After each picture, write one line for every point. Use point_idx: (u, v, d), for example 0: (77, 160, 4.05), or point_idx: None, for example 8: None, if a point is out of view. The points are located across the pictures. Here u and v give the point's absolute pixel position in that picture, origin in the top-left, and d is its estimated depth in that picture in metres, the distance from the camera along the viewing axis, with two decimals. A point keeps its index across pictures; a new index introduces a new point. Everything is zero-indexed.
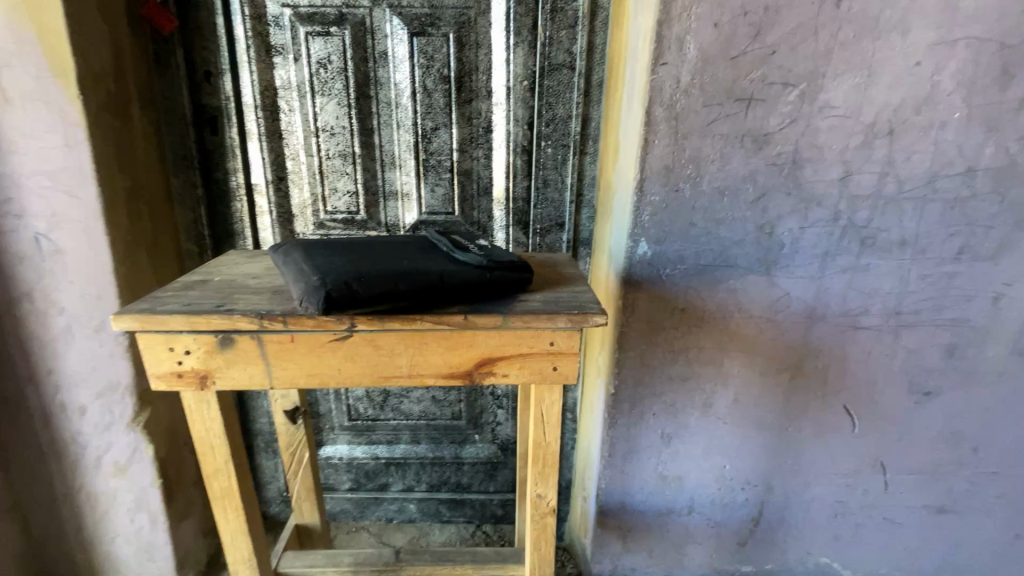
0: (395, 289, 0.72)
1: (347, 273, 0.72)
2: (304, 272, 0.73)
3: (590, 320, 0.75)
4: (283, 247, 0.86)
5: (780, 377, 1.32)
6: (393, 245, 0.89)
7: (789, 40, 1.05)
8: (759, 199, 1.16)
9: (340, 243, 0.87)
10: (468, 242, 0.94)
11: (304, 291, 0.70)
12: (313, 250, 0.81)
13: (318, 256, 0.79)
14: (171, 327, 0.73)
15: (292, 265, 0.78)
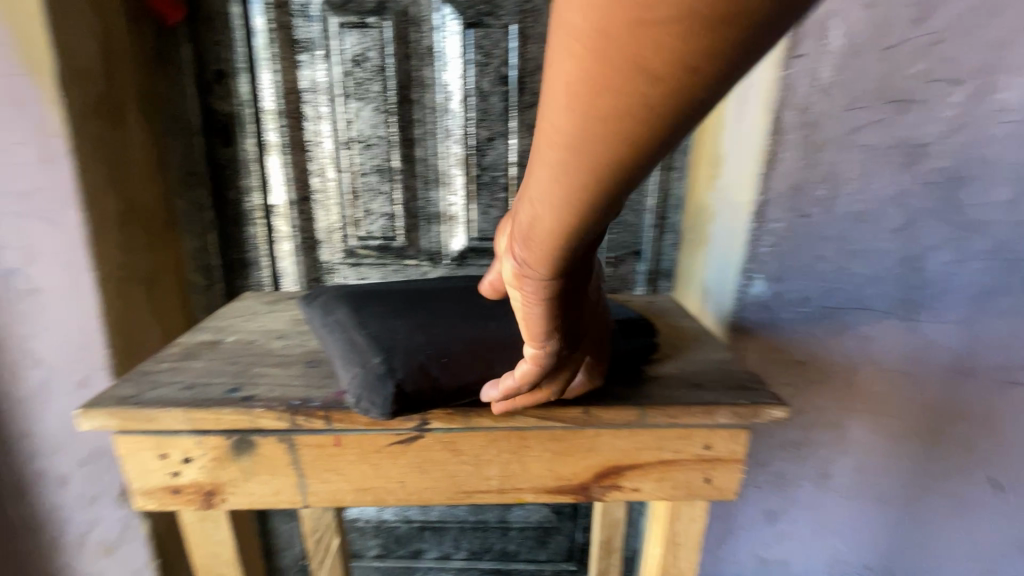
0: (492, 372, 0.51)
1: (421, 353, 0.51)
2: (358, 351, 0.52)
3: (763, 414, 0.53)
4: (321, 300, 0.64)
5: (914, 445, 1.04)
6: (465, 292, 0.66)
7: (964, 23, 0.80)
8: (906, 226, 0.90)
9: (394, 293, 0.66)
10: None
11: (358, 382, 0.49)
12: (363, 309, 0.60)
13: (372, 320, 0.57)
14: (163, 425, 0.50)
15: (337, 335, 0.57)
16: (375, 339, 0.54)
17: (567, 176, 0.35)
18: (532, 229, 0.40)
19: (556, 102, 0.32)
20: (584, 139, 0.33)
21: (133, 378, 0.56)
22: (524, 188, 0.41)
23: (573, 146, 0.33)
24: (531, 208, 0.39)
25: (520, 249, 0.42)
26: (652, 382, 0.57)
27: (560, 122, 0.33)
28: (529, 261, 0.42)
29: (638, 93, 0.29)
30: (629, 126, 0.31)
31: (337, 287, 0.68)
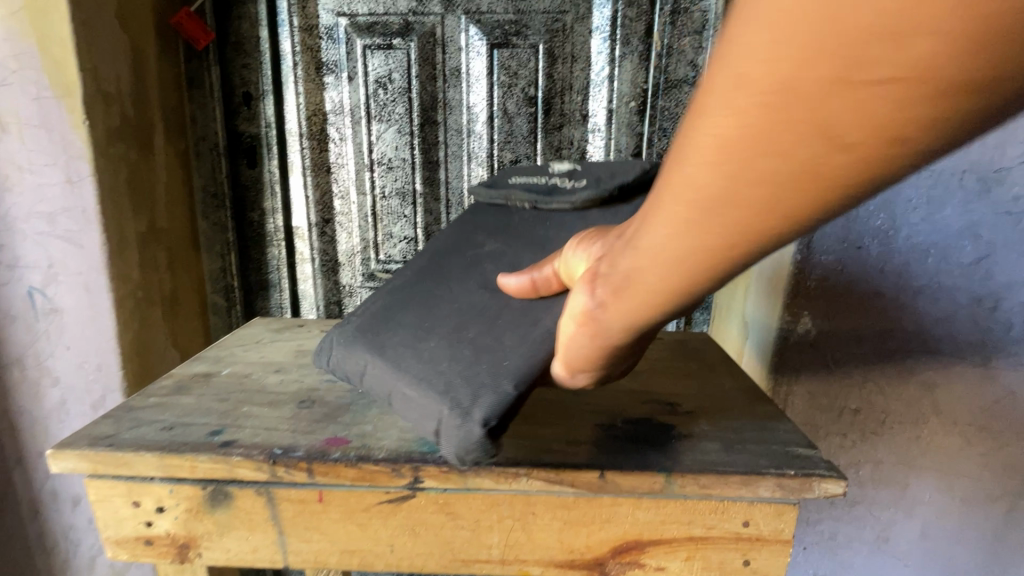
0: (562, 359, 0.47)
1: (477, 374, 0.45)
2: (425, 411, 0.45)
3: (816, 489, 0.45)
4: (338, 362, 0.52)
5: (992, 509, 0.90)
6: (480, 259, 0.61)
7: None
8: (981, 260, 0.79)
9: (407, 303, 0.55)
10: (555, 178, 0.69)
11: (451, 452, 0.44)
12: (401, 367, 0.48)
13: (415, 364, 0.48)
14: (135, 472, 0.46)
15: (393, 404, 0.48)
16: (423, 382, 0.47)
17: (697, 224, 0.33)
18: (634, 274, 0.39)
19: (700, 146, 0.31)
20: (720, 191, 0.31)
21: (115, 416, 0.53)
22: (630, 224, 0.39)
23: (704, 196, 0.32)
24: (635, 248, 0.38)
25: (605, 285, 0.41)
26: (682, 442, 0.50)
27: (699, 175, 0.32)
28: (612, 300, 0.41)
29: (826, 161, 0.28)
30: (810, 189, 0.29)
31: (336, 325, 0.55)
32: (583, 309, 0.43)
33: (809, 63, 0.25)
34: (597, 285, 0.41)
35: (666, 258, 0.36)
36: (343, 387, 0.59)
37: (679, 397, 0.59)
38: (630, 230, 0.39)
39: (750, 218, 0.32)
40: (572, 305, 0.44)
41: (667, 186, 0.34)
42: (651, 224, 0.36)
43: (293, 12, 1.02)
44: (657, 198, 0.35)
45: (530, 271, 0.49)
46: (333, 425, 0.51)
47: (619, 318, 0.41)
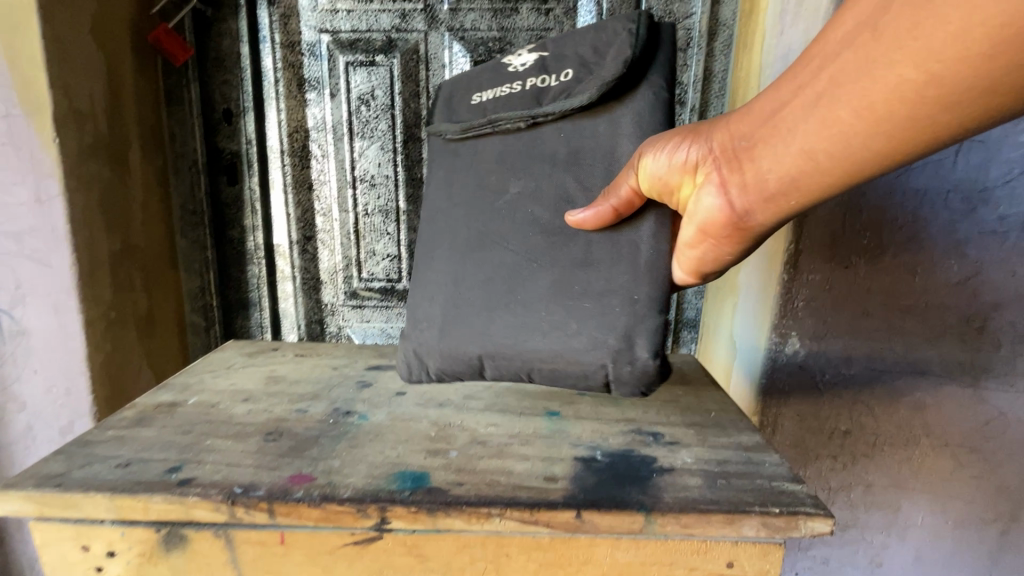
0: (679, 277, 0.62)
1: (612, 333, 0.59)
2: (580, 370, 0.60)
3: (802, 527, 0.43)
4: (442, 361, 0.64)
5: (986, 531, 0.88)
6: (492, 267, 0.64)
7: None
8: (968, 280, 0.78)
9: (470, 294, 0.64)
10: (529, 81, 0.67)
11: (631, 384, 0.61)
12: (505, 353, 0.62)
13: (529, 344, 0.61)
14: (84, 514, 0.44)
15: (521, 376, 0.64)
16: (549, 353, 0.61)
17: (828, 152, 0.48)
18: (764, 183, 0.53)
19: (864, 94, 0.44)
20: (867, 125, 0.45)
21: (69, 453, 0.50)
22: (764, 141, 0.52)
23: (855, 130, 0.46)
24: (775, 161, 0.51)
25: (742, 191, 0.55)
26: (664, 477, 0.48)
27: (854, 114, 0.45)
28: (745, 204, 0.55)
29: (932, 126, 0.43)
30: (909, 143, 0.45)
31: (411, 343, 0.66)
32: (714, 214, 0.57)
33: (954, 61, 0.40)
34: (732, 191, 0.55)
35: (805, 171, 0.50)
36: (313, 418, 0.57)
37: (662, 426, 0.57)
38: (763, 147, 0.52)
39: (882, 151, 0.46)
40: (700, 211, 0.58)
41: (822, 118, 0.47)
42: (795, 144, 0.50)
43: (274, 29, 1.01)
44: (804, 123, 0.48)
45: (607, 202, 0.59)
46: (299, 460, 0.49)
47: (751, 218, 0.56)
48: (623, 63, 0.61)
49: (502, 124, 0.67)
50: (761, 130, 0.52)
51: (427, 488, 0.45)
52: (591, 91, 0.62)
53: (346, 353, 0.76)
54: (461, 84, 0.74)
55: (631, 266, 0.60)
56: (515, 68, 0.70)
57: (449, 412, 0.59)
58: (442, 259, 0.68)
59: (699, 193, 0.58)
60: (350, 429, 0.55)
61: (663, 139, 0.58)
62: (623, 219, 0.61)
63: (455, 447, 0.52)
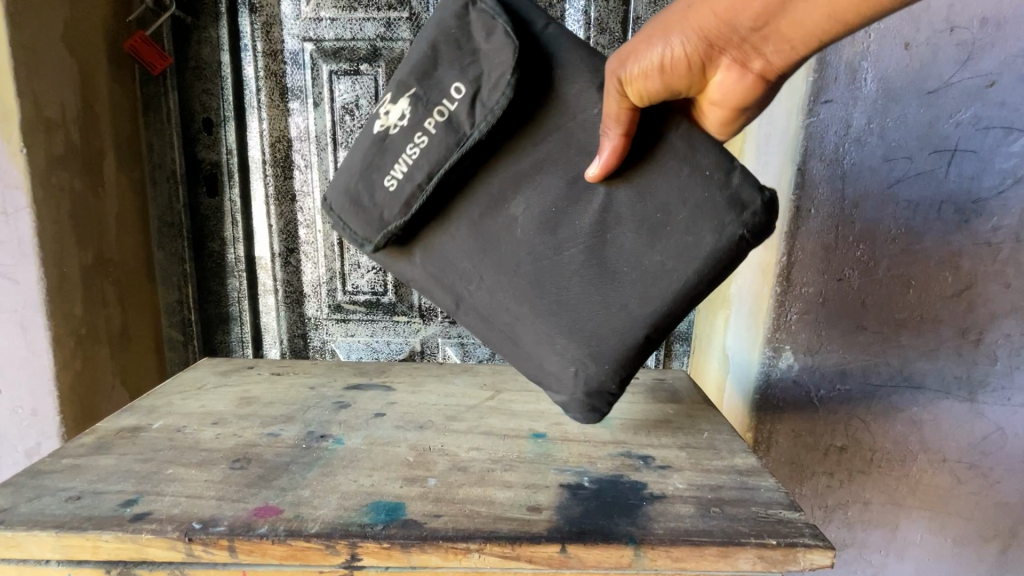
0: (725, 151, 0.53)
1: (721, 210, 0.51)
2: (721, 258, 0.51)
3: (800, 560, 0.41)
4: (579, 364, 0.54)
5: (986, 550, 0.86)
6: (571, 275, 0.53)
7: (1017, 64, 0.70)
8: (962, 291, 0.77)
9: (582, 310, 0.53)
10: (427, 120, 0.53)
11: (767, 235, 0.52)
12: (633, 299, 0.53)
13: (660, 291, 0.52)
14: (27, 554, 0.41)
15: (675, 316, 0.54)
16: (666, 297, 0.52)
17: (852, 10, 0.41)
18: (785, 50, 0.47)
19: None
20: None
21: (18, 485, 0.47)
22: (780, 14, 0.44)
23: None
24: (799, 30, 0.45)
25: (765, 63, 0.48)
26: (655, 505, 0.45)
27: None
28: (771, 71, 0.49)
29: None
30: None
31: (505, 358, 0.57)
32: (736, 89, 0.50)
33: None
34: (754, 64, 0.49)
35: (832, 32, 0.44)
36: (285, 443, 0.54)
37: (654, 448, 0.55)
38: (781, 20, 0.44)
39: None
40: (722, 96, 0.51)
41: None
42: (821, 12, 0.42)
43: (256, 37, 0.99)
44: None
45: (614, 133, 0.50)
46: (267, 490, 0.46)
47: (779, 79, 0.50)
48: (510, 43, 0.51)
49: (447, 175, 0.53)
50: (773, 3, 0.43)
51: (402, 520, 0.42)
52: (506, 87, 0.51)
53: (324, 371, 0.73)
54: (353, 180, 0.55)
55: (679, 159, 0.52)
56: (394, 124, 0.54)
57: (429, 434, 0.57)
58: (523, 326, 0.56)
59: (716, 79, 0.50)
60: (323, 455, 0.52)
61: (646, 46, 0.48)
62: (643, 151, 0.52)
63: (434, 474, 0.49)
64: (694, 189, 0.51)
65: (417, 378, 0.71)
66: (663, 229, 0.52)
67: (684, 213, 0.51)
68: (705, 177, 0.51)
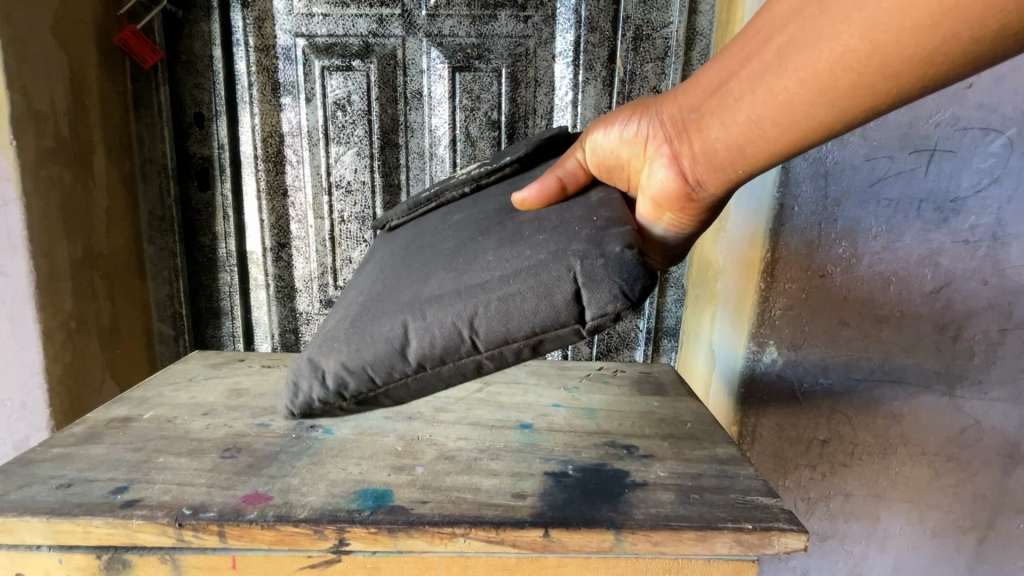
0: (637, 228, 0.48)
1: (574, 240, 0.45)
2: (536, 282, 0.43)
3: (775, 543, 0.42)
4: (371, 368, 0.48)
5: (963, 540, 0.88)
6: (428, 260, 0.53)
7: (994, 68, 0.71)
8: (941, 288, 0.78)
9: (395, 303, 0.50)
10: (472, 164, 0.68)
11: (608, 285, 0.42)
12: (428, 311, 0.47)
13: None
14: (18, 540, 0.42)
15: (463, 354, 0.46)
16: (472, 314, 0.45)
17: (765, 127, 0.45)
18: (709, 157, 0.50)
19: (812, 61, 0.40)
20: (817, 93, 0.41)
21: (8, 473, 0.47)
22: (712, 113, 0.48)
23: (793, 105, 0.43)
24: (723, 132, 0.48)
25: (691, 165, 0.51)
26: (636, 492, 0.46)
27: (803, 85, 0.41)
28: (695, 176, 0.51)
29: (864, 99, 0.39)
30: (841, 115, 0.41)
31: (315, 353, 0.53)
32: (662, 182, 0.53)
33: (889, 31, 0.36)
34: (682, 163, 0.52)
35: (753, 141, 0.46)
36: (275, 433, 0.55)
37: (637, 438, 0.56)
38: (710, 117, 0.49)
39: (838, 120, 0.42)
40: (651, 182, 0.54)
41: (770, 87, 0.43)
42: (739, 122, 0.46)
43: (248, 32, 0.99)
44: (753, 93, 0.45)
45: (552, 176, 0.56)
46: (256, 478, 0.47)
47: (702, 193, 0.52)
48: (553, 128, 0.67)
49: (447, 193, 0.66)
50: (710, 102, 0.49)
51: (389, 507, 0.43)
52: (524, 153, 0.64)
53: None
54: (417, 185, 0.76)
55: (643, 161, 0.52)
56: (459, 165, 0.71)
57: (416, 425, 0.57)
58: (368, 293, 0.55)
59: (649, 168, 0.54)
60: (312, 445, 0.53)
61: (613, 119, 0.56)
62: (567, 195, 0.56)
63: (421, 463, 0.50)
64: (565, 224, 0.49)
65: None
66: (517, 243, 0.49)
67: (543, 233, 0.48)
68: (585, 218, 0.49)
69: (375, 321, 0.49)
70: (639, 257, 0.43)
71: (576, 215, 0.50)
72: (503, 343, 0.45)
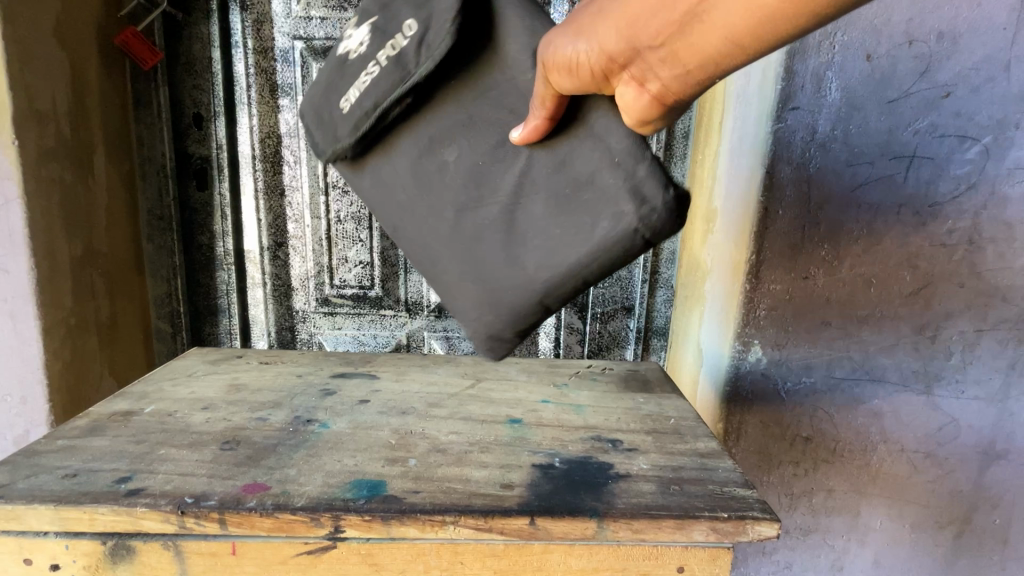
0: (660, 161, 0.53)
1: (621, 197, 0.53)
2: (615, 250, 0.54)
3: (749, 531, 0.45)
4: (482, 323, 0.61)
5: (941, 535, 0.91)
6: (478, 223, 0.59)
7: (969, 78, 0.74)
8: (920, 290, 0.81)
9: (500, 279, 0.59)
10: (380, 53, 0.59)
11: (669, 233, 0.53)
12: (542, 284, 0.57)
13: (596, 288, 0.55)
14: (26, 527, 0.44)
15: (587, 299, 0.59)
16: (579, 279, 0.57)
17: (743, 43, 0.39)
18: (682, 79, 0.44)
19: None
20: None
21: (14, 464, 0.49)
22: (677, 32, 0.40)
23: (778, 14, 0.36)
24: (694, 53, 0.41)
25: (663, 88, 0.45)
26: (619, 483, 0.49)
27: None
28: (670, 96, 0.45)
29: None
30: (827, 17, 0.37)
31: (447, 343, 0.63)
32: (636, 107, 0.47)
33: None
34: (652, 86, 0.45)
35: (735, 54, 0.40)
36: (273, 426, 0.57)
37: (622, 433, 0.58)
38: (674, 40, 0.41)
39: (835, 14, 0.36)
40: (626, 110, 0.48)
41: None
42: (714, 40, 0.40)
43: (247, 34, 1.01)
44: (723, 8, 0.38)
45: (537, 115, 0.53)
46: (254, 469, 0.49)
47: (680, 109, 0.47)
48: None
49: (390, 109, 0.59)
50: (669, 21, 0.40)
51: (383, 496, 0.45)
52: (454, 28, 0.55)
53: (311, 360, 0.76)
54: (321, 99, 0.65)
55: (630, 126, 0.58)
56: (358, 53, 0.62)
57: (410, 420, 0.59)
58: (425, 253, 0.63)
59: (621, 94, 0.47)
60: (309, 438, 0.55)
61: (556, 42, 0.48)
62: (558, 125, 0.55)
63: (415, 455, 0.52)
64: (597, 171, 0.54)
65: (401, 367, 0.74)
66: (573, 209, 0.55)
67: (585, 190, 0.54)
68: (610, 161, 0.53)
69: (479, 289, 0.60)
70: (677, 199, 0.52)
71: (597, 156, 0.54)
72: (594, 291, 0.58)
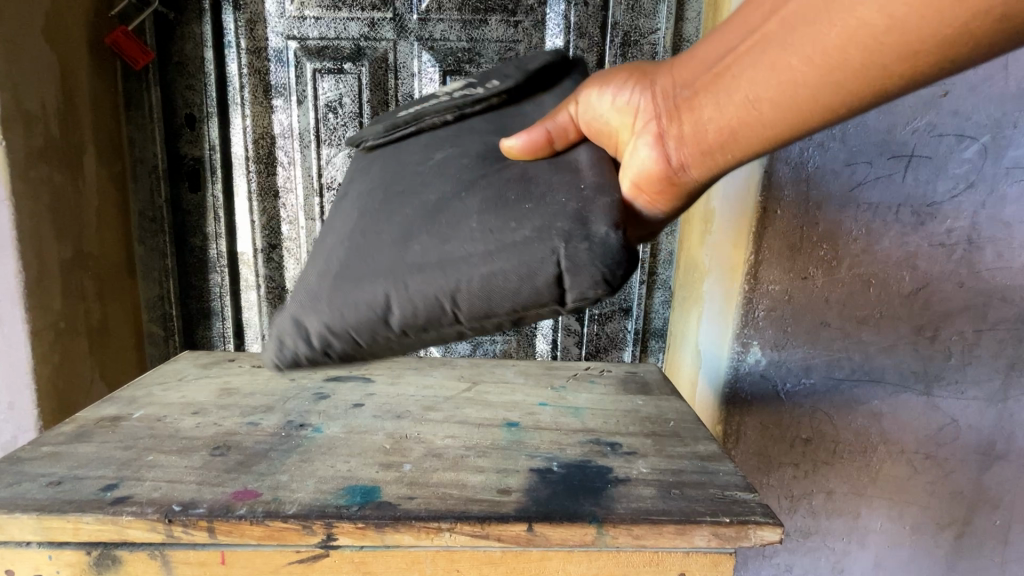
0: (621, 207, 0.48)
1: (560, 215, 0.48)
2: (521, 264, 0.47)
3: (751, 536, 0.44)
4: (350, 329, 0.50)
5: (941, 538, 0.90)
6: (412, 208, 0.55)
7: (968, 77, 0.74)
8: (918, 290, 0.81)
9: (376, 268, 0.51)
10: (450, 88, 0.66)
11: (592, 270, 0.46)
12: (413, 281, 0.49)
13: None
14: (9, 536, 0.43)
15: (447, 325, 0.50)
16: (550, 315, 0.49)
17: (759, 111, 0.43)
18: (699, 140, 0.47)
19: (821, 40, 0.39)
20: (816, 82, 0.40)
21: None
22: (708, 87, 0.45)
23: (794, 88, 0.41)
24: (715, 115, 0.45)
25: (676, 147, 0.48)
26: (618, 487, 0.48)
27: (809, 65, 0.40)
28: (679, 160, 0.49)
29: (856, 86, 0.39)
30: (831, 105, 0.41)
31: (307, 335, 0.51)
32: (648, 164, 0.50)
33: (901, 20, 0.35)
34: (666, 143, 0.49)
35: (746, 128, 0.45)
36: (264, 431, 0.56)
37: (621, 436, 0.57)
38: (705, 94, 0.46)
39: (844, 107, 0.41)
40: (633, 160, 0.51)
41: (772, 63, 0.41)
42: (735, 102, 0.44)
43: (240, 33, 0.99)
44: (750, 74, 0.43)
45: (542, 127, 0.55)
46: (245, 475, 0.48)
47: (684, 178, 0.50)
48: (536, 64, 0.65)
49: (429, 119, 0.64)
50: (704, 75, 0.46)
51: (377, 502, 0.44)
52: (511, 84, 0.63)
53: None
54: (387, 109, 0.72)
55: None
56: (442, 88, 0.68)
57: (405, 423, 0.59)
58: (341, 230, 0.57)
59: (633, 145, 0.51)
60: (302, 443, 0.53)
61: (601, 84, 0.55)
62: (557, 151, 0.56)
63: (410, 460, 0.51)
64: (551, 192, 0.50)
65: (396, 370, 0.73)
66: (500, 212, 0.50)
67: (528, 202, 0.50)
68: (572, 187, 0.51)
69: (360, 276, 0.51)
70: (622, 245, 0.46)
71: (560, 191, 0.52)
72: (484, 316, 0.49)
